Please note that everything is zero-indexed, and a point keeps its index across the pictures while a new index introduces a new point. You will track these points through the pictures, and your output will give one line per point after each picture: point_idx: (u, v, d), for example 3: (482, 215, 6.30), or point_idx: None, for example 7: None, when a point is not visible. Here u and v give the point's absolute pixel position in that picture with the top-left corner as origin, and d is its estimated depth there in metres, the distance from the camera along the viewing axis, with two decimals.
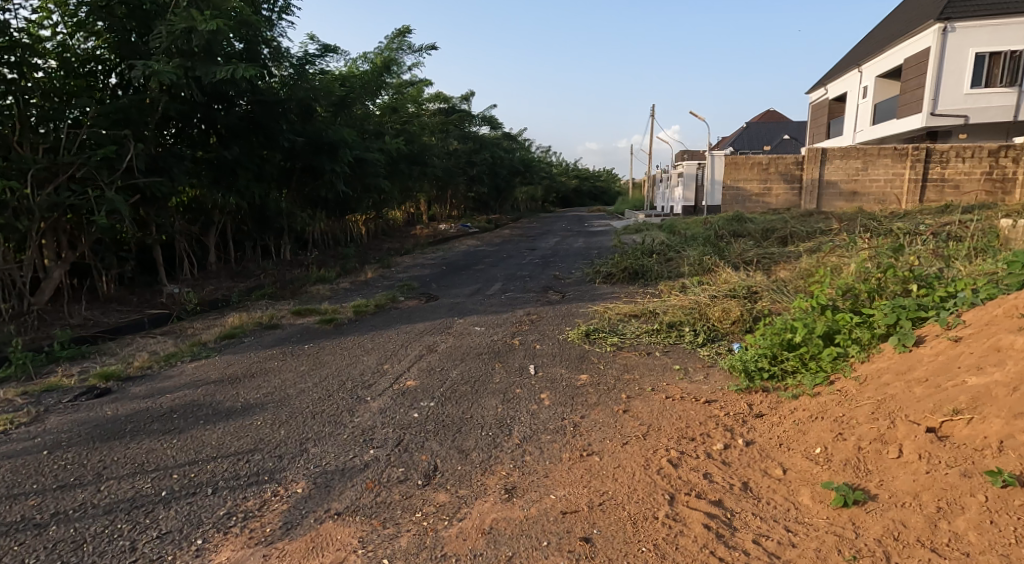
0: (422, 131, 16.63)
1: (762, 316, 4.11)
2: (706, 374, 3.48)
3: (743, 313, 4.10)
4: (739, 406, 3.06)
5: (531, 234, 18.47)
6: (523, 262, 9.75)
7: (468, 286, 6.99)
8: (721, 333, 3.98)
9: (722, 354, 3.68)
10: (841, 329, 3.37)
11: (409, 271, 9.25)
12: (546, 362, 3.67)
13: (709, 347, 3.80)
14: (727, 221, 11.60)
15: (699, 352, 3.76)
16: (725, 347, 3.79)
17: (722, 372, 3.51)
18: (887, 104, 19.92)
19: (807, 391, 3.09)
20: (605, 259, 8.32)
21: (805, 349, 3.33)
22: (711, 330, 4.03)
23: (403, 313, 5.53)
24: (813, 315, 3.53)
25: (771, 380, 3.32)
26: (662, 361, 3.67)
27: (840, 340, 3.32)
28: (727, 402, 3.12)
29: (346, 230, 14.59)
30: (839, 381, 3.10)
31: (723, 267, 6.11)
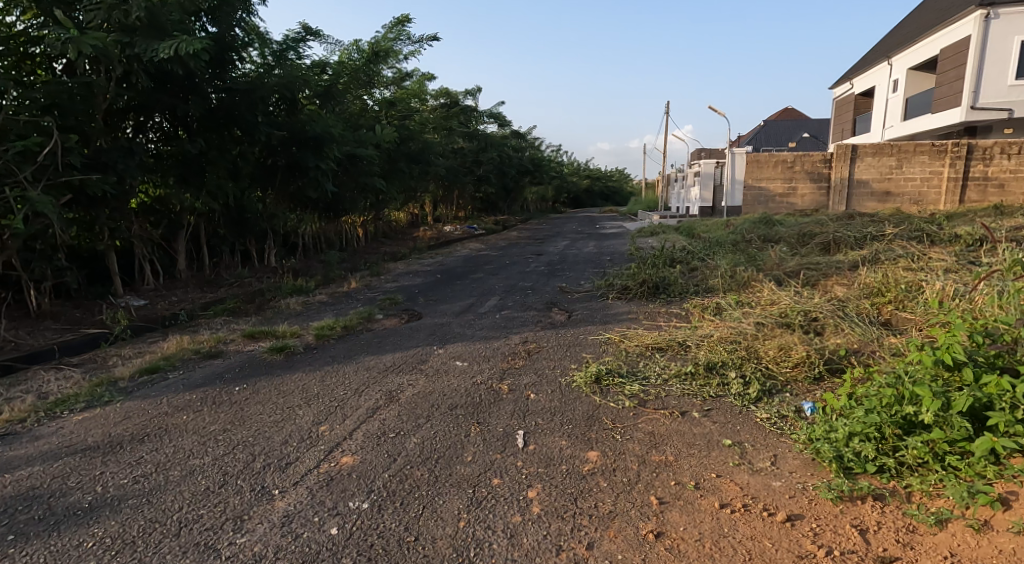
0: (424, 129, 15.68)
1: (835, 361, 3.10)
2: (772, 458, 2.47)
3: (808, 355, 3.09)
4: (852, 535, 2.09)
5: (541, 237, 17.52)
6: (529, 269, 8.83)
7: (461, 301, 6.06)
8: (781, 386, 2.96)
9: (790, 421, 2.69)
10: (999, 402, 2.36)
11: (402, 280, 8.35)
12: (541, 426, 2.68)
13: (769, 406, 2.81)
14: (754, 225, 10.58)
15: (756, 415, 2.76)
16: (792, 408, 2.78)
17: (797, 453, 2.52)
18: (919, 99, 18.80)
19: (962, 514, 2.14)
20: (623, 267, 7.37)
21: (940, 434, 2.32)
22: (765, 379, 3.01)
23: (375, 338, 4.56)
24: (937, 374, 2.51)
25: (880, 476, 2.35)
26: (704, 430, 2.67)
27: (998, 422, 2.33)
28: (820, 521, 2.15)
29: (340, 234, 13.66)
30: (1014, 497, 2.13)
31: (764, 283, 5.10)
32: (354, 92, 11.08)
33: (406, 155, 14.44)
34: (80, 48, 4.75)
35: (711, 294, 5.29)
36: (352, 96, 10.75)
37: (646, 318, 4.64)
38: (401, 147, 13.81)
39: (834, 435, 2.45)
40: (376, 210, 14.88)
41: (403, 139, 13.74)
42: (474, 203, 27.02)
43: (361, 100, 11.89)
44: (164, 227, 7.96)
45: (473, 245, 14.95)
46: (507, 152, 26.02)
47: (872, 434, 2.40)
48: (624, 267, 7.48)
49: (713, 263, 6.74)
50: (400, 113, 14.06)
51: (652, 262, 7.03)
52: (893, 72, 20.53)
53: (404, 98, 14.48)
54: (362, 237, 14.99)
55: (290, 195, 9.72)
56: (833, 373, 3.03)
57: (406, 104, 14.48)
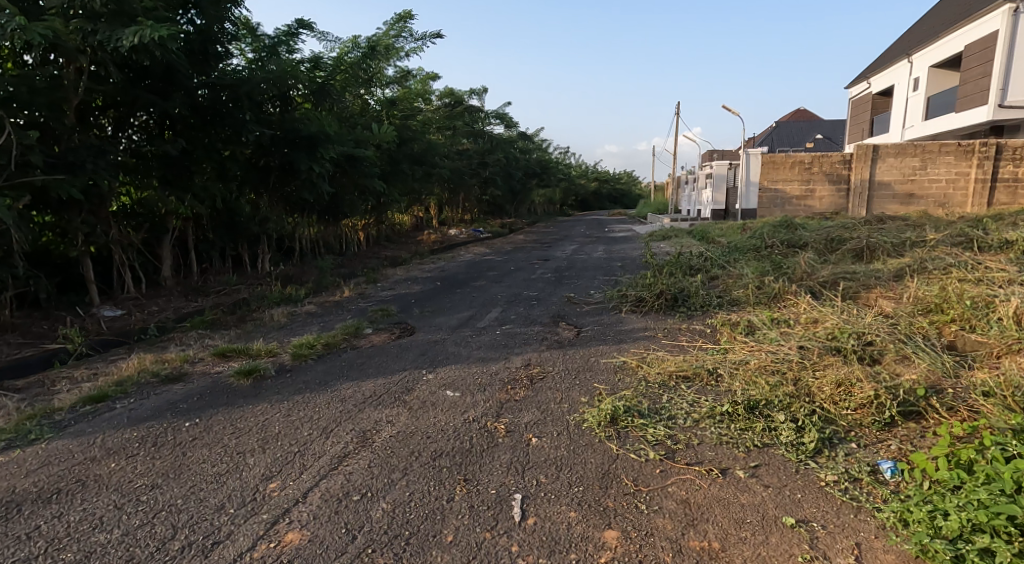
0: (428, 129, 15.20)
1: (912, 404, 2.63)
2: (855, 551, 1.98)
3: (875, 395, 2.63)
4: None
5: (548, 241, 17.01)
6: (535, 276, 8.30)
7: (459, 313, 5.53)
8: (845, 435, 2.51)
9: (869, 490, 2.22)
10: None
11: (399, 288, 7.83)
12: (549, 493, 2.20)
13: (835, 465, 2.34)
14: (774, 229, 10.02)
15: (820, 475, 2.30)
16: (866, 466, 2.33)
17: (888, 540, 2.03)
18: (942, 98, 18.27)
19: None
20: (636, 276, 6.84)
21: None
22: (823, 425, 2.55)
23: (360, 359, 4.04)
24: None
25: None
26: (756, 498, 2.20)
27: None
28: None
29: (340, 238, 13.19)
30: None
31: (798, 297, 4.56)
32: (353, 90, 10.57)
33: (409, 156, 13.96)
34: (31, 34, 4.25)
35: (738, 309, 4.75)
36: (349, 93, 10.24)
37: (663, 337, 4.10)
38: (403, 148, 13.33)
39: (943, 525, 1.95)
40: (378, 214, 14.41)
41: (406, 140, 13.26)
42: (481, 206, 26.54)
43: (361, 99, 11.40)
44: (148, 232, 7.50)
45: (477, 250, 14.44)
46: (514, 153, 25.50)
47: (1001, 527, 1.88)
48: (636, 275, 6.98)
49: (735, 273, 6.22)
50: (402, 113, 13.58)
51: (667, 271, 6.51)
52: (913, 71, 19.96)
53: (407, 98, 14.01)
54: (362, 241, 14.52)
55: (284, 197, 9.22)
56: (906, 419, 2.59)
57: (408, 104, 13.99)
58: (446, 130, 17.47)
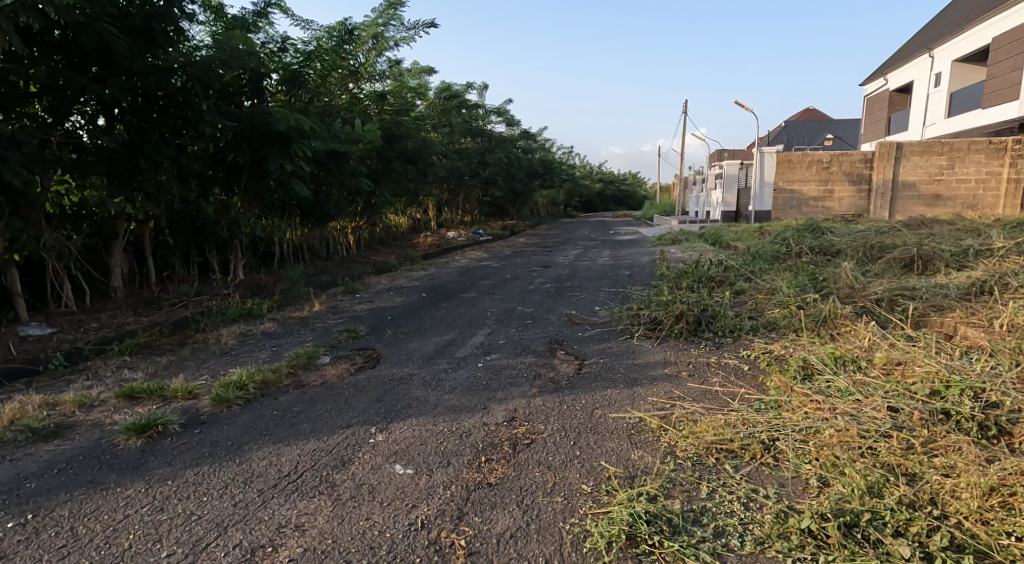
0: (422, 126, 14.33)
1: None
2: None
3: None
4: None
5: (550, 245, 16.16)
6: (533, 286, 7.40)
7: (438, 336, 4.63)
8: None
9: None
10: None
11: (378, 301, 6.93)
12: None
13: None
14: (799, 232, 9.24)
15: None
16: None
17: None
18: (968, 94, 18.16)
19: None
20: (648, 289, 5.94)
21: None
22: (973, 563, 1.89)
23: (305, 405, 3.15)
24: None
25: None
26: None
27: None
28: None
29: (325, 241, 12.33)
30: None
31: (859, 323, 3.65)
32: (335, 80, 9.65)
33: (400, 154, 13.10)
34: None
35: (778, 336, 3.85)
36: (328, 84, 9.29)
37: (688, 377, 3.25)
38: (394, 146, 12.47)
39: None
40: (368, 215, 13.55)
41: (397, 138, 12.39)
42: (482, 207, 25.77)
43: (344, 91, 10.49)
44: (94, 237, 6.61)
45: (474, 254, 13.56)
46: (516, 153, 24.63)
47: None
48: (647, 289, 6.08)
49: (766, 288, 5.33)
50: (393, 108, 12.70)
51: (685, 285, 5.62)
52: (935, 64, 19.78)
53: (399, 92, 13.14)
54: (352, 244, 13.67)
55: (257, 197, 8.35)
56: None
57: (399, 98, 13.11)
58: (443, 126, 16.63)
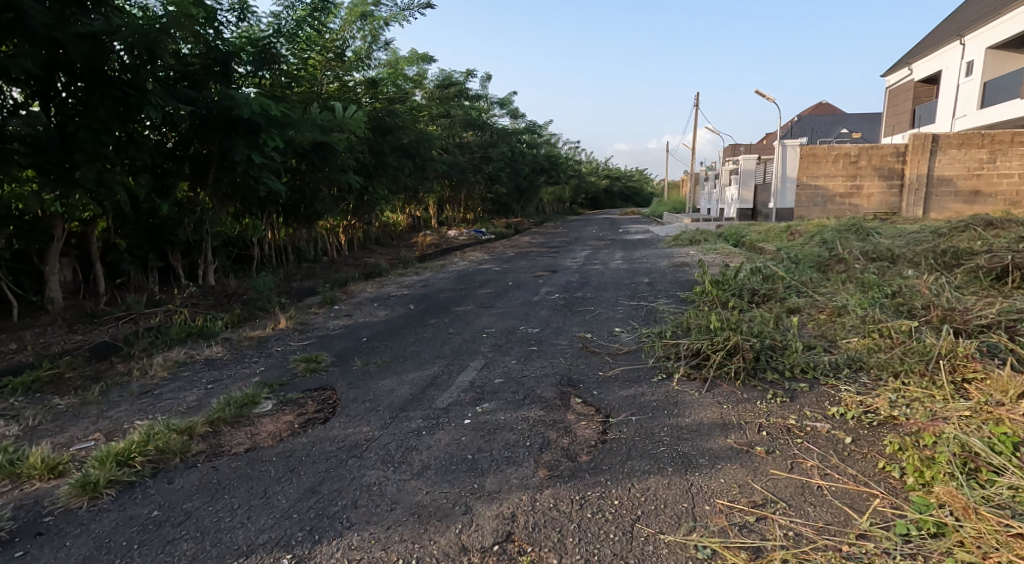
0: (420, 118, 13.37)
1: None
2: None
3: None
4: None
5: (558, 244, 15.26)
6: (538, 297, 6.42)
7: (417, 372, 3.62)
8: None
9: None
10: None
11: (358, 315, 5.93)
12: None
13: None
14: (848, 228, 8.85)
15: None
16: None
17: None
18: (1001, 84, 17.80)
19: None
20: (678, 308, 4.94)
21: None
22: None
23: (217, 516, 2.05)
24: None
25: None
26: None
27: None
28: None
29: (311, 241, 11.34)
30: None
31: (996, 370, 2.68)
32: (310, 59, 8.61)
33: (395, 147, 12.13)
34: None
35: (877, 383, 2.88)
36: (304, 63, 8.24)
37: (764, 453, 2.30)
38: (387, 139, 11.49)
39: None
40: (359, 213, 12.58)
41: (389, 130, 11.40)
42: (486, 204, 24.85)
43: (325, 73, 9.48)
44: (22, 240, 5.53)
45: (474, 256, 12.59)
46: (520, 148, 23.70)
47: None
48: (675, 307, 5.08)
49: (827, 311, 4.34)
50: (388, 96, 11.75)
51: (725, 306, 4.60)
52: (966, 53, 19.38)
53: (393, 81, 12.15)
54: (342, 245, 12.72)
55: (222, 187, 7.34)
56: None
57: (393, 86, 12.14)
58: (442, 117, 15.66)
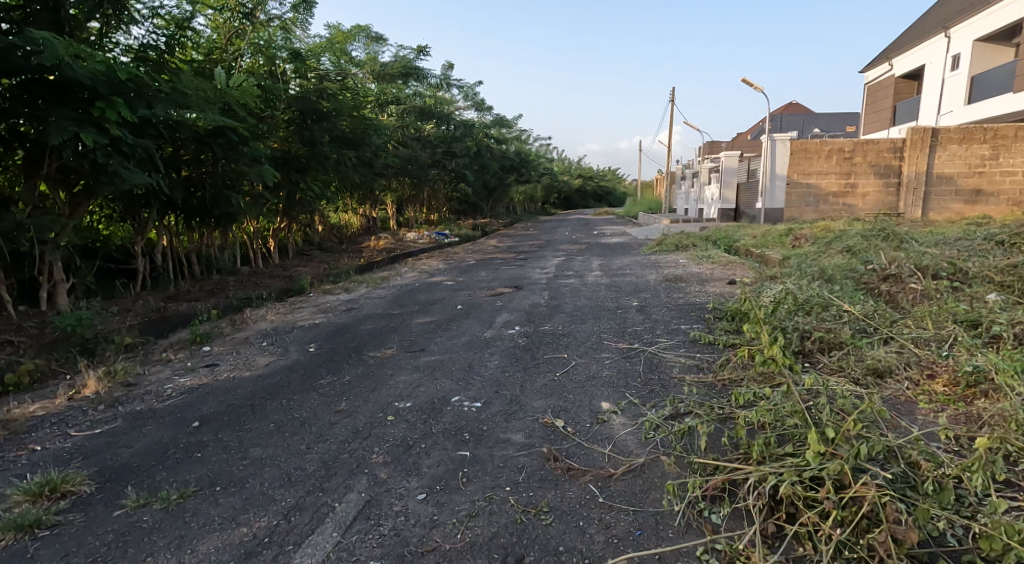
0: (365, 104, 11.53)
1: None
2: None
3: None
4: None
5: (526, 250, 13.53)
6: (490, 332, 4.66)
7: (213, 543, 1.89)
8: None
9: None
10: None
11: (225, 366, 4.09)
12: None
13: None
14: (875, 236, 7.27)
15: None
16: None
17: None
18: (991, 77, 16.67)
19: None
20: (698, 371, 3.24)
21: None
22: None
23: None
24: None
25: None
26: None
27: None
28: None
29: (226, 248, 9.41)
30: None
31: None
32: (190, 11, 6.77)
33: (330, 135, 10.26)
34: None
35: None
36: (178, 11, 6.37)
37: None
38: (320, 127, 9.69)
39: None
40: (290, 213, 10.68)
41: (324, 116, 9.62)
42: (450, 203, 23.08)
43: (227, 35, 7.81)
44: None
45: (426, 264, 10.76)
46: (487, 143, 21.97)
47: None
48: (691, 365, 3.38)
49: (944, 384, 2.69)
50: (320, 72, 9.85)
51: (781, 373, 2.89)
52: (952, 46, 18.32)
53: (333, 60, 10.38)
54: (273, 250, 10.81)
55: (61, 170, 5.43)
56: None
57: (327, 63, 10.31)
58: (393, 105, 13.85)
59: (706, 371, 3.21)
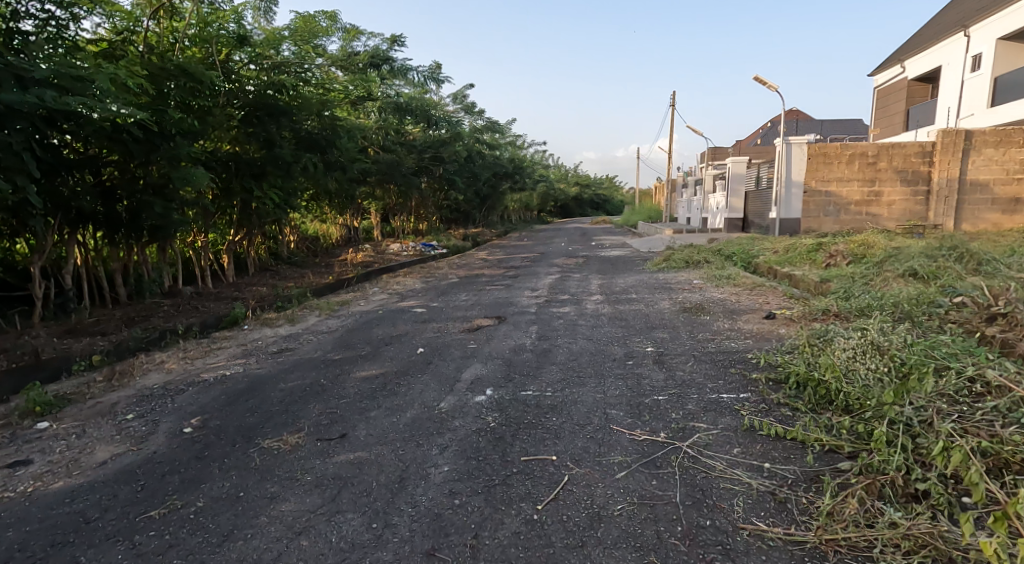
0: (337, 101, 10.17)
1: None
2: None
3: None
4: None
5: (518, 265, 12.15)
6: (449, 403, 3.27)
7: None
8: None
9: None
10: None
11: (40, 463, 2.69)
12: None
13: None
14: (941, 259, 5.90)
15: None
16: None
17: None
18: (1016, 77, 15.37)
19: None
20: (786, 519, 1.98)
21: None
22: None
23: None
24: None
25: None
26: None
27: None
28: None
29: (165, 268, 7.81)
30: None
31: None
32: None
33: (291, 135, 8.86)
34: None
35: None
36: None
37: None
38: (279, 124, 8.23)
39: None
40: (245, 224, 9.20)
41: (284, 113, 8.24)
42: (439, 212, 21.72)
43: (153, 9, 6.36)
44: None
45: (401, 284, 9.39)
46: (478, 148, 20.63)
47: None
48: (764, 497, 2.10)
49: None
50: (287, 66, 8.31)
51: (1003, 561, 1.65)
52: (971, 45, 17.04)
53: (302, 51, 8.79)
54: (226, 268, 9.30)
55: None
56: None
57: (288, 51, 8.70)
58: (371, 105, 12.54)
59: (797, 522, 1.96)
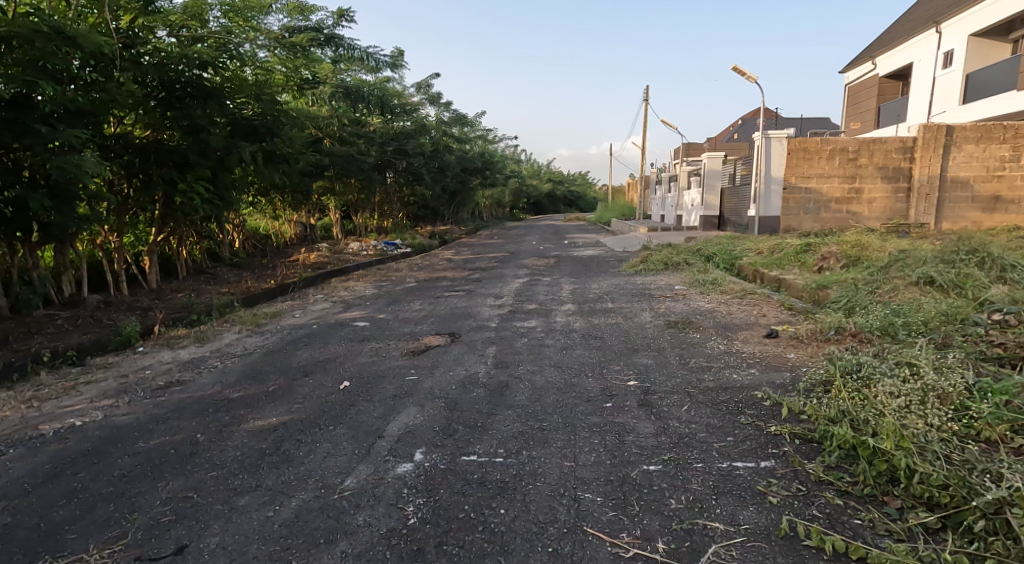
0: (277, 84, 9.11)
1: None
2: None
3: None
4: None
5: (483, 266, 11.18)
6: (360, 477, 2.34)
7: None
8: None
9: None
10: None
11: None
12: None
13: None
14: (957, 266, 5.12)
15: None
16: None
17: None
18: (986, 74, 14.88)
19: None
20: None
21: None
22: None
23: None
24: None
25: None
26: None
27: None
28: None
29: (61, 275, 6.62)
30: None
31: None
32: None
33: (226, 122, 7.66)
34: None
35: None
36: None
37: None
38: (203, 108, 7.05)
39: None
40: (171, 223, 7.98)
41: (211, 96, 7.10)
42: (405, 208, 20.63)
43: None
44: None
45: (351, 289, 8.36)
46: (446, 142, 19.61)
47: None
48: None
49: None
50: (208, 38, 7.26)
51: None
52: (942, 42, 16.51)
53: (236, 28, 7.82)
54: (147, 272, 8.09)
55: None
56: None
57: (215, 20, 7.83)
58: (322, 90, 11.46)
59: None
